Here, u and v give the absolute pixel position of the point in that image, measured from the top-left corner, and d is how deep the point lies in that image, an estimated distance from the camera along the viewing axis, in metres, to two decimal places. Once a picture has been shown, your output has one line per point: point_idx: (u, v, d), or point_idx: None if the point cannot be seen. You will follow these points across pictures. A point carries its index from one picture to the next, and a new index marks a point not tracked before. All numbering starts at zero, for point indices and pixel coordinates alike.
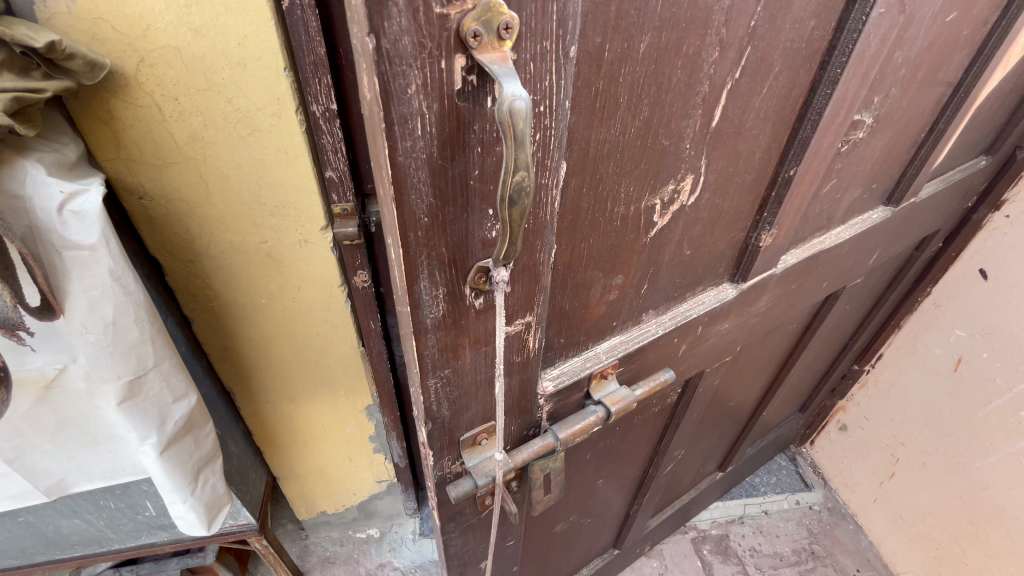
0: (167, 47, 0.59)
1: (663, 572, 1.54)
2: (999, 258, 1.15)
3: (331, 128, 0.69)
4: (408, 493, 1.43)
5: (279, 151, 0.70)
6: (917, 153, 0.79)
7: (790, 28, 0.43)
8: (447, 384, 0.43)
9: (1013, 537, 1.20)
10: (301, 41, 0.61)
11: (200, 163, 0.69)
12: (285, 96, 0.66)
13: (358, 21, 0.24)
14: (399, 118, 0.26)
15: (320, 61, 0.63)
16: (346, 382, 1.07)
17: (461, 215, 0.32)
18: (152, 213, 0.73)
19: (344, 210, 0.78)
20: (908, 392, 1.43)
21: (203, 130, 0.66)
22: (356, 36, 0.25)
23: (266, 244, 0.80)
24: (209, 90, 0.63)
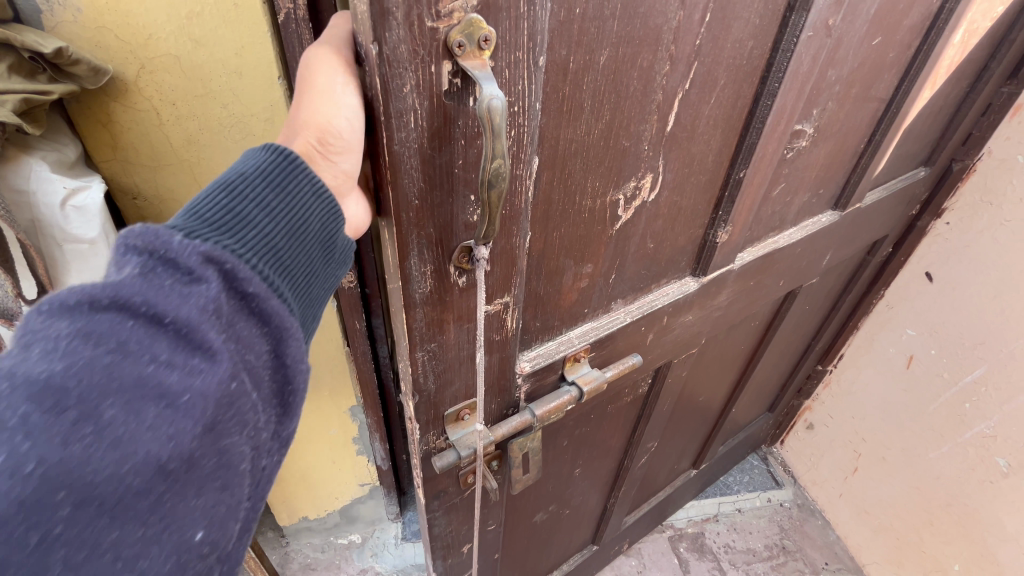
0: (167, 55, 0.63)
1: (641, 570, 1.58)
2: (942, 261, 1.25)
3: None
4: (391, 496, 1.44)
5: None
6: (859, 162, 0.87)
7: (732, 47, 0.50)
8: (433, 357, 0.47)
9: (965, 523, 1.28)
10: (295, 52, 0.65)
11: (195, 165, 0.73)
12: (279, 103, 0.70)
13: (364, 30, 0.29)
14: (395, 111, 0.31)
15: None
16: (330, 382, 1.10)
17: (447, 199, 0.37)
18: (145, 212, 0.76)
19: None
20: (867, 390, 1.51)
21: (198, 134, 0.70)
22: (360, 41, 0.30)
23: None
24: (206, 96, 0.67)
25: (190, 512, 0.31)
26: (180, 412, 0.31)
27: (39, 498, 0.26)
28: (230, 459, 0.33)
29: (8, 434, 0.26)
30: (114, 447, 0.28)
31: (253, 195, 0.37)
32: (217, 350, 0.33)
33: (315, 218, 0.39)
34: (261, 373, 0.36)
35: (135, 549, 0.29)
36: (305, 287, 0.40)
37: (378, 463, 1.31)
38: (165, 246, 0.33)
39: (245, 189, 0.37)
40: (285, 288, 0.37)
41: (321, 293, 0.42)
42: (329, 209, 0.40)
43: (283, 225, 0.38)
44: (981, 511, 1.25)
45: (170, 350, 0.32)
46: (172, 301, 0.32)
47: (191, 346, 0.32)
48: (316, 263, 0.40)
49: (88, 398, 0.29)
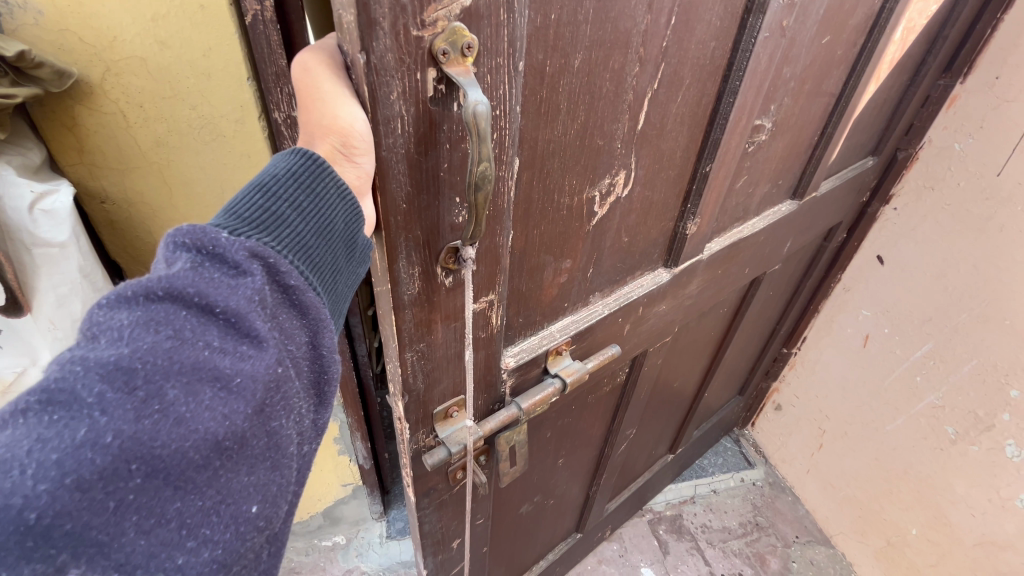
0: (132, 57, 0.61)
1: (622, 554, 1.63)
2: (891, 244, 1.33)
3: (292, 134, 0.70)
4: (374, 495, 1.43)
5: (241, 155, 0.72)
6: (814, 153, 0.92)
7: (696, 48, 0.52)
8: (422, 357, 0.48)
9: (920, 489, 1.38)
10: (262, 52, 0.60)
11: (164, 167, 0.71)
12: (248, 103, 0.67)
13: (350, 39, 0.29)
14: (382, 117, 0.32)
15: (282, 72, 0.63)
16: None
17: (433, 202, 0.38)
18: (113, 216, 0.74)
19: None
20: (828, 369, 1.59)
21: (167, 136, 0.68)
22: (345, 51, 0.30)
23: None
24: (174, 98, 0.65)
25: (244, 488, 0.33)
26: (235, 395, 0.32)
27: (112, 470, 0.27)
28: (280, 440, 0.35)
29: (87, 410, 0.28)
30: (178, 424, 0.30)
31: (285, 196, 0.35)
32: (264, 339, 0.33)
33: (342, 219, 0.36)
34: (302, 362, 0.37)
35: (197, 519, 0.30)
36: (341, 283, 0.39)
37: (361, 464, 1.31)
38: (212, 241, 0.33)
39: (279, 189, 0.35)
40: (318, 287, 0.37)
41: (355, 286, 0.41)
42: (353, 210, 0.37)
43: (315, 224, 0.36)
44: (934, 477, 1.34)
45: (221, 338, 0.32)
46: (222, 291, 0.32)
47: (240, 336, 0.33)
48: (340, 263, 0.38)
49: (153, 380, 0.30)
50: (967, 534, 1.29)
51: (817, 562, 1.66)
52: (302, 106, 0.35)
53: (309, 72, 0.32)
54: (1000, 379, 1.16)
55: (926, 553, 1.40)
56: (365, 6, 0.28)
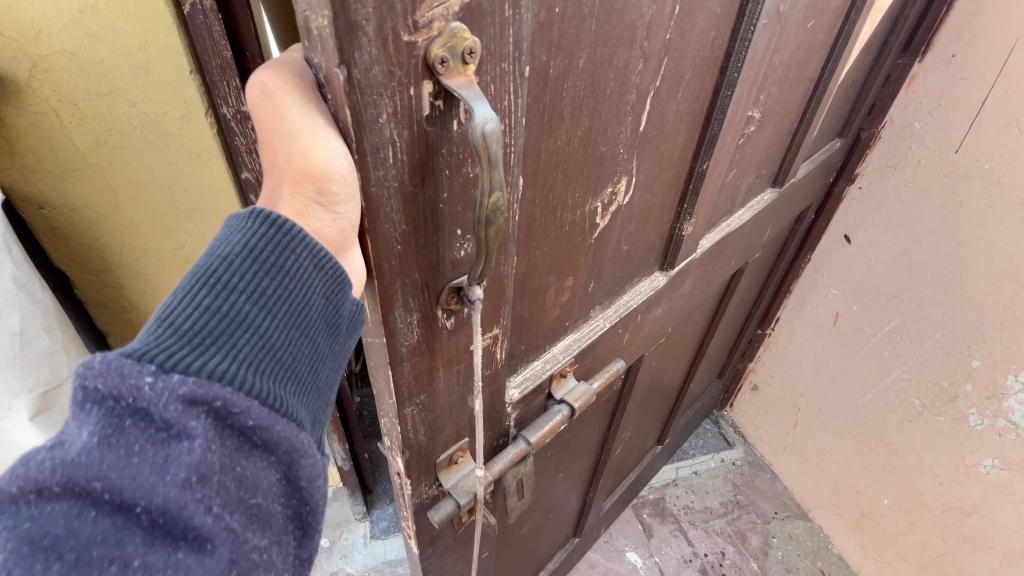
0: (62, 52, 0.56)
1: (609, 539, 1.65)
2: (858, 223, 1.34)
3: (244, 130, 0.64)
4: (356, 496, 1.35)
5: (190, 154, 0.66)
6: (793, 140, 0.90)
7: (697, 39, 0.48)
8: (423, 410, 0.42)
9: (891, 460, 1.41)
10: (205, 45, 0.54)
11: (106, 169, 0.67)
12: (193, 100, 0.61)
13: (324, 50, 0.22)
14: (370, 148, 0.25)
15: (228, 66, 0.56)
16: None
17: (433, 238, 0.32)
18: (55, 222, 0.72)
19: None
20: (802, 348, 1.62)
21: (106, 135, 0.63)
22: (317, 67, 0.24)
23: (183, 250, 0.77)
24: (111, 94, 0.60)
25: None
26: None
27: None
28: None
29: None
30: None
31: (240, 284, 0.31)
32: (208, 537, 0.28)
33: (320, 296, 0.34)
34: (272, 510, 0.31)
35: None
36: (321, 380, 0.35)
37: (339, 464, 1.25)
38: (132, 391, 0.27)
39: (231, 277, 0.31)
40: (289, 399, 0.31)
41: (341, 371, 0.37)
42: (336, 279, 0.34)
43: (284, 310, 0.33)
44: (904, 447, 1.38)
45: (145, 547, 0.26)
46: (144, 479, 0.27)
47: (172, 537, 0.27)
48: (320, 348, 0.35)
49: None
50: (936, 501, 1.33)
51: (796, 536, 1.69)
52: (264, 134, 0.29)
53: (272, 94, 0.26)
54: (963, 351, 1.19)
55: (900, 522, 1.45)
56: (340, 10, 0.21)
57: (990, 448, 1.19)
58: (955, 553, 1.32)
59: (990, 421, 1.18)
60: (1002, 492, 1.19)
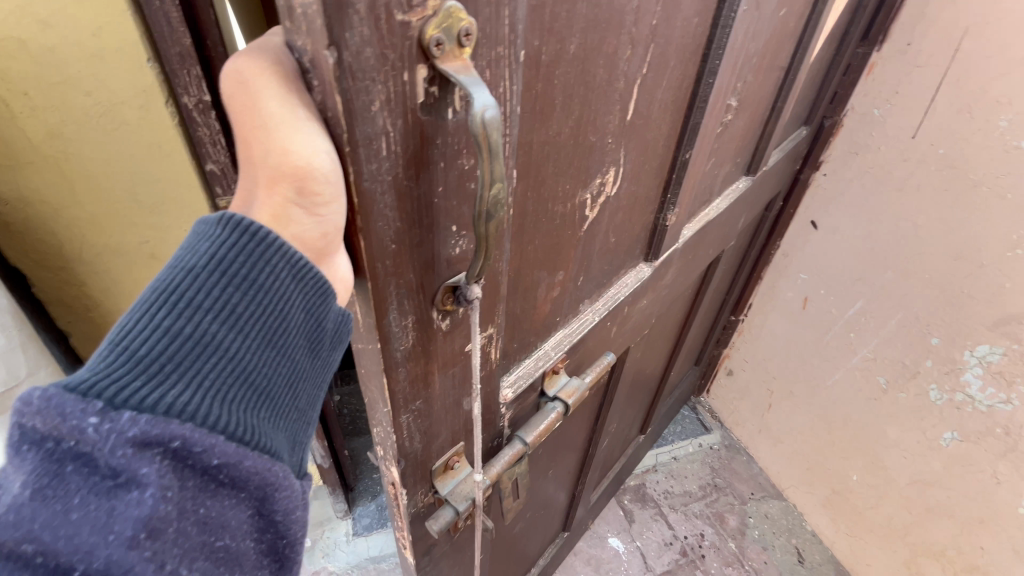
0: (11, 39, 0.54)
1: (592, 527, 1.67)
2: (824, 209, 1.38)
3: (208, 121, 0.58)
4: (336, 494, 1.31)
5: (152, 146, 0.62)
6: (766, 129, 0.92)
7: (681, 26, 0.47)
8: (419, 416, 0.40)
9: (857, 437, 1.46)
10: (162, 30, 0.48)
11: (62, 161, 0.64)
12: (151, 89, 0.56)
13: (312, 31, 0.20)
14: (364, 139, 0.23)
15: (188, 53, 0.50)
16: None
17: (428, 236, 0.30)
18: (10, 218, 0.70)
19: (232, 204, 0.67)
20: (773, 332, 1.66)
21: (61, 126, 0.61)
22: (301, 50, 0.22)
23: (149, 245, 0.74)
24: (65, 83, 0.57)
25: None
26: None
27: None
28: None
29: None
30: None
31: (206, 302, 0.30)
32: None
33: (299, 306, 0.32)
34: (241, 545, 0.30)
35: None
36: (302, 395, 0.34)
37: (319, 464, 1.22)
38: (75, 432, 0.26)
39: (195, 295, 0.30)
40: (259, 426, 0.31)
41: (326, 381, 0.36)
42: (319, 289, 0.32)
43: (258, 328, 0.31)
44: (871, 425, 1.42)
45: None
46: (83, 540, 0.25)
47: None
48: (297, 365, 0.33)
49: None
50: (901, 475, 1.38)
51: (771, 515, 1.74)
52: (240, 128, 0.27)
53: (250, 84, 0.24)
54: (922, 329, 1.23)
55: (867, 496, 1.49)
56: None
57: (949, 422, 1.24)
58: (919, 524, 1.37)
59: (948, 395, 1.23)
60: (960, 464, 1.24)
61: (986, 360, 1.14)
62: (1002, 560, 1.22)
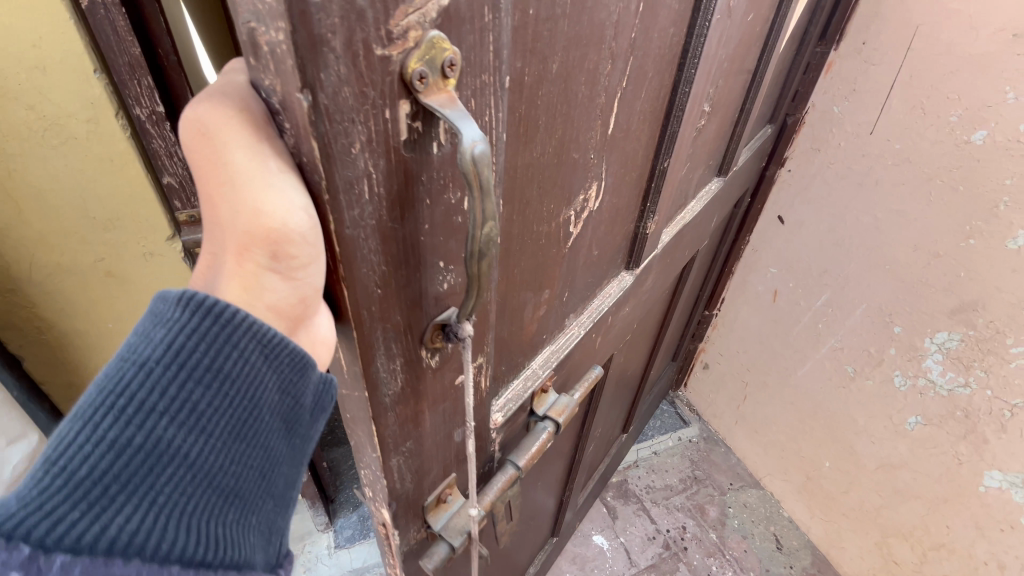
0: None
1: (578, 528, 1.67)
2: (790, 204, 1.41)
3: (161, 132, 0.64)
4: (316, 506, 1.28)
5: (102, 159, 0.67)
6: (736, 130, 0.92)
7: (658, 37, 0.46)
8: (409, 456, 0.38)
9: (829, 424, 1.50)
10: (110, 43, 0.55)
11: (13, 179, 0.67)
12: (99, 101, 0.62)
13: (282, 72, 0.18)
14: (345, 184, 0.21)
15: (137, 64, 0.58)
16: None
17: (415, 275, 0.28)
18: None
19: (190, 216, 0.73)
20: (745, 325, 1.69)
21: (9, 144, 0.64)
22: (272, 95, 0.19)
23: (104, 259, 0.78)
24: (10, 100, 0.61)
25: None
26: None
27: None
28: None
29: None
30: None
31: (162, 404, 0.27)
32: None
33: (273, 387, 0.30)
34: None
35: None
36: (275, 480, 0.32)
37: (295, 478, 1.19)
38: None
39: (149, 397, 0.27)
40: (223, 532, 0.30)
41: (303, 456, 0.35)
42: (296, 367, 0.30)
43: (223, 423, 0.29)
44: (840, 413, 1.46)
45: None
46: None
47: None
48: (269, 452, 0.32)
49: None
50: (870, 459, 1.42)
51: (750, 504, 1.77)
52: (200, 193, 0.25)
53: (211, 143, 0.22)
54: (886, 318, 1.27)
55: (840, 482, 1.53)
56: (298, 24, 0.17)
57: (912, 407, 1.28)
58: (888, 506, 1.41)
59: (911, 381, 1.26)
60: (925, 447, 1.28)
61: (945, 347, 1.17)
62: (966, 538, 1.27)
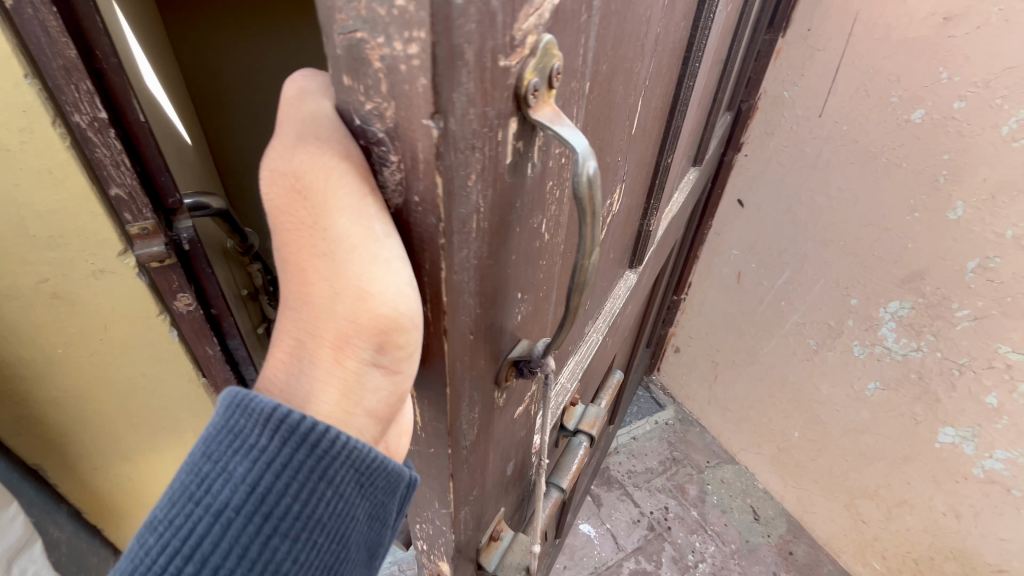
0: None
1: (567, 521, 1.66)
2: (747, 188, 1.44)
3: (105, 140, 0.55)
4: None
5: (39, 171, 0.56)
6: (709, 118, 0.93)
7: (673, 30, 0.45)
8: (476, 496, 0.35)
9: (796, 397, 1.55)
10: (41, 44, 0.48)
11: None
12: (31, 105, 0.51)
13: (413, 97, 0.18)
14: (457, 221, 0.22)
15: (73, 66, 0.50)
16: (192, 419, 0.89)
17: (500, 304, 0.27)
18: None
19: (144, 229, 0.63)
20: (712, 307, 1.73)
21: None
22: (371, 115, 0.20)
23: (48, 283, 0.65)
24: None
25: None
26: None
27: None
28: None
29: None
30: None
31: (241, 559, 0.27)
32: None
33: (356, 512, 0.30)
34: None
35: None
36: None
37: None
38: None
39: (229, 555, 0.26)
40: None
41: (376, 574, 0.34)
42: (382, 486, 0.30)
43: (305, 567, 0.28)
44: (806, 385, 1.50)
45: None
46: None
47: None
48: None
49: None
50: (835, 426, 1.46)
51: (727, 480, 1.82)
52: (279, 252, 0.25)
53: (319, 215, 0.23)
54: (841, 292, 1.31)
55: (808, 449, 1.59)
56: (438, 38, 0.17)
57: (871, 373, 1.32)
58: (854, 469, 1.46)
59: (869, 348, 1.30)
60: (885, 411, 1.32)
61: (898, 315, 1.20)
62: (925, 491, 1.31)
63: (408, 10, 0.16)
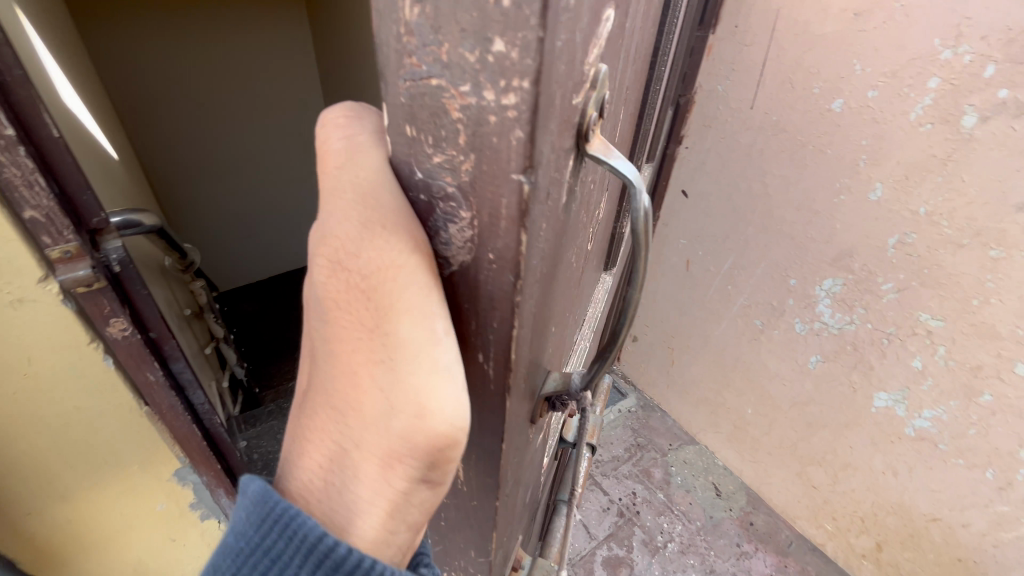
0: None
1: None
2: (691, 179, 1.49)
3: (14, 159, 0.50)
4: None
5: None
6: (657, 114, 0.95)
7: (643, 36, 0.45)
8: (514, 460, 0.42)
9: (747, 377, 1.61)
10: None
11: None
12: None
13: (501, 142, 0.21)
14: (533, 257, 0.26)
15: None
16: (135, 451, 0.81)
17: (547, 299, 0.32)
18: None
19: (65, 253, 0.58)
20: (665, 296, 1.79)
21: None
22: (439, 165, 0.24)
23: None
24: None
25: None
26: None
27: None
28: None
29: None
30: None
31: None
32: None
33: None
34: None
35: None
36: None
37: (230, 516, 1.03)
38: None
39: None
40: None
41: None
42: None
43: None
44: (753, 364, 1.57)
45: None
46: None
47: None
48: None
49: None
50: (784, 400, 1.51)
51: (689, 460, 1.87)
52: (337, 348, 0.27)
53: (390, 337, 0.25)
54: (782, 273, 1.36)
55: (761, 425, 1.64)
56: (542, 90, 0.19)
57: (812, 347, 1.36)
58: (803, 439, 1.51)
59: (809, 324, 1.34)
60: (827, 383, 1.37)
61: (831, 291, 1.25)
62: (865, 453, 1.35)
63: (511, 56, 0.19)
